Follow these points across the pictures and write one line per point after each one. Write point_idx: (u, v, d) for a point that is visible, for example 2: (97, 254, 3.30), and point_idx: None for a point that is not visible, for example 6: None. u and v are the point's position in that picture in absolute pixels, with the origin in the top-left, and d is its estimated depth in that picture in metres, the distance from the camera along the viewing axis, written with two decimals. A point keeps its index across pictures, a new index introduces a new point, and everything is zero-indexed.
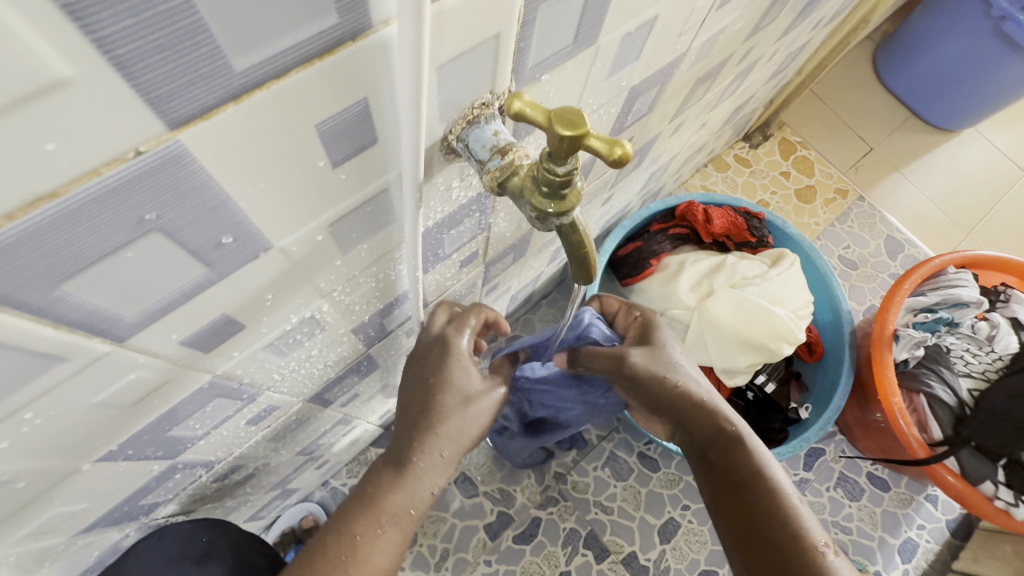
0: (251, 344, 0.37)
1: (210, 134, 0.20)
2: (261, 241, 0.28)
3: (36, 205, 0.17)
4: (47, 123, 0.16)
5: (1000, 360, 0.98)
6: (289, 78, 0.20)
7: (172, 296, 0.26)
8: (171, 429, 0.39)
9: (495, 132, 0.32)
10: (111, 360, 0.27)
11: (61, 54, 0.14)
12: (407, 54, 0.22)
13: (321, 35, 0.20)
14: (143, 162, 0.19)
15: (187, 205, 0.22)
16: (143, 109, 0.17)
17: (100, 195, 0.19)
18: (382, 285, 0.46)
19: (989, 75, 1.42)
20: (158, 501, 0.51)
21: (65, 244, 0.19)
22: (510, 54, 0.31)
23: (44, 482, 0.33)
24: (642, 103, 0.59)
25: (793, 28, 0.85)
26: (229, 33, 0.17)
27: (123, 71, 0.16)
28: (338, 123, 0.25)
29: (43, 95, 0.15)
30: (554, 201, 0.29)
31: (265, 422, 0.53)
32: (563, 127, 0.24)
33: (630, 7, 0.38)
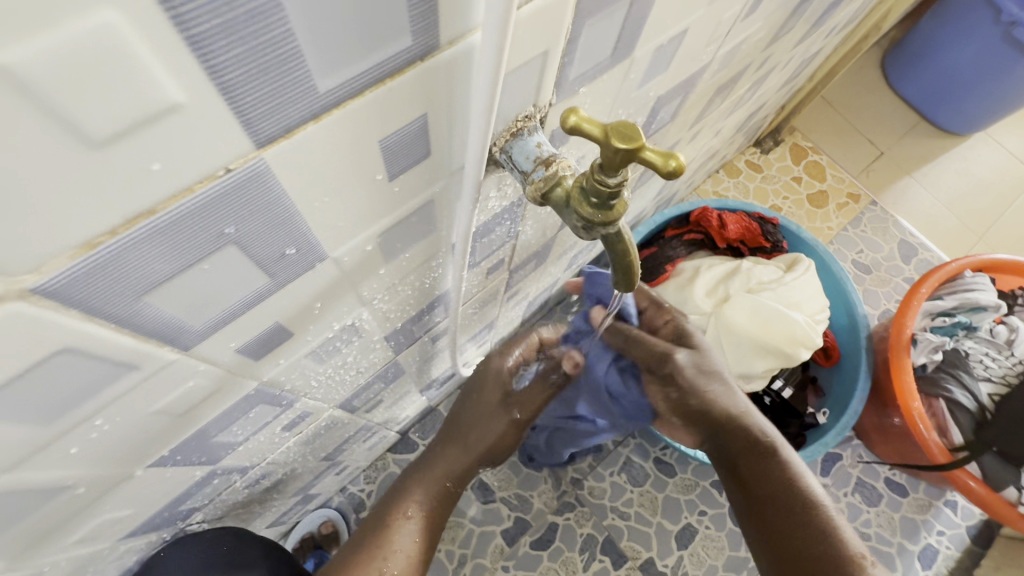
0: (295, 352, 0.37)
1: (289, 149, 0.21)
2: (319, 252, 0.29)
3: (136, 221, 0.18)
4: (154, 146, 0.17)
5: (1019, 365, 0.97)
6: (364, 96, 0.21)
7: (236, 305, 0.27)
8: (215, 435, 0.39)
9: (538, 144, 0.33)
10: (175, 368, 0.28)
11: (177, 82, 0.15)
12: (486, 63, 0.23)
13: (395, 56, 0.21)
14: (230, 179, 0.20)
15: (261, 217, 0.23)
16: (237, 129, 0.18)
17: (192, 211, 0.20)
18: (417, 292, 0.47)
19: (1001, 79, 1.42)
20: (194, 507, 0.52)
21: (154, 257, 0.20)
22: (555, 69, 0.31)
23: (98, 489, 0.33)
24: (665, 112, 0.60)
25: (808, 36, 0.86)
26: (318, 58, 0.18)
27: (227, 96, 0.17)
28: (398, 138, 0.26)
29: (156, 118, 0.16)
30: (601, 212, 0.29)
31: (297, 428, 0.54)
32: (619, 141, 0.25)
33: (664, 22, 0.38)
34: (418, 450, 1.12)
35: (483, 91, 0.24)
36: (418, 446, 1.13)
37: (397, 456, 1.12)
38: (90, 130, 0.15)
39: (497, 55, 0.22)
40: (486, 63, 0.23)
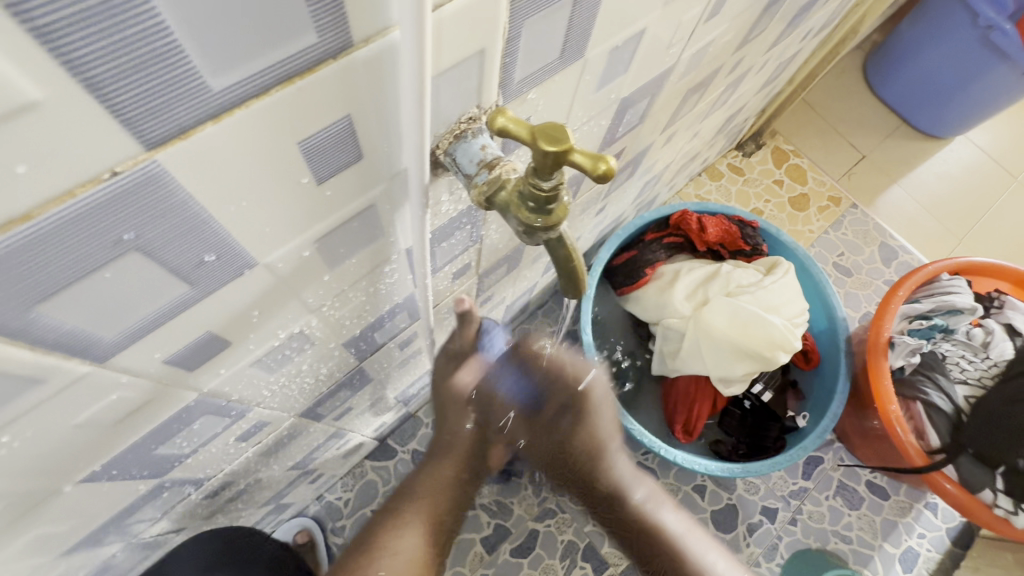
0: (238, 361, 0.36)
1: (187, 152, 0.20)
2: (246, 259, 0.28)
3: (9, 228, 0.17)
4: (12, 148, 0.15)
5: (995, 367, 0.97)
6: (271, 96, 0.20)
7: (155, 314, 0.26)
8: (156, 448, 0.38)
9: (483, 147, 0.32)
10: (92, 381, 0.26)
11: (30, 78, 0.14)
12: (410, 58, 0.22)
13: (300, 54, 0.20)
14: (117, 183, 0.19)
15: (165, 223, 0.22)
16: (117, 129, 0.17)
17: (77, 217, 0.18)
18: (374, 298, 0.46)
19: (979, 83, 1.44)
20: (147, 520, 0.50)
21: (38, 267, 0.19)
22: (497, 69, 0.31)
23: (23, 506, 0.31)
24: (633, 114, 0.59)
25: (782, 39, 0.86)
26: (204, 53, 0.17)
27: (97, 93, 0.16)
28: (321, 141, 0.24)
29: (10, 117, 0.15)
30: (541, 217, 0.29)
31: (255, 439, 0.53)
32: (547, 144, 0.24)
33: (617, 22, 0.38)
34: (396, 456, 1.11)
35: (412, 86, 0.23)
36: (397, 453, 1.11)
37: (375, 463, 1.10)
38: None
39: (418, 53, 0.22)
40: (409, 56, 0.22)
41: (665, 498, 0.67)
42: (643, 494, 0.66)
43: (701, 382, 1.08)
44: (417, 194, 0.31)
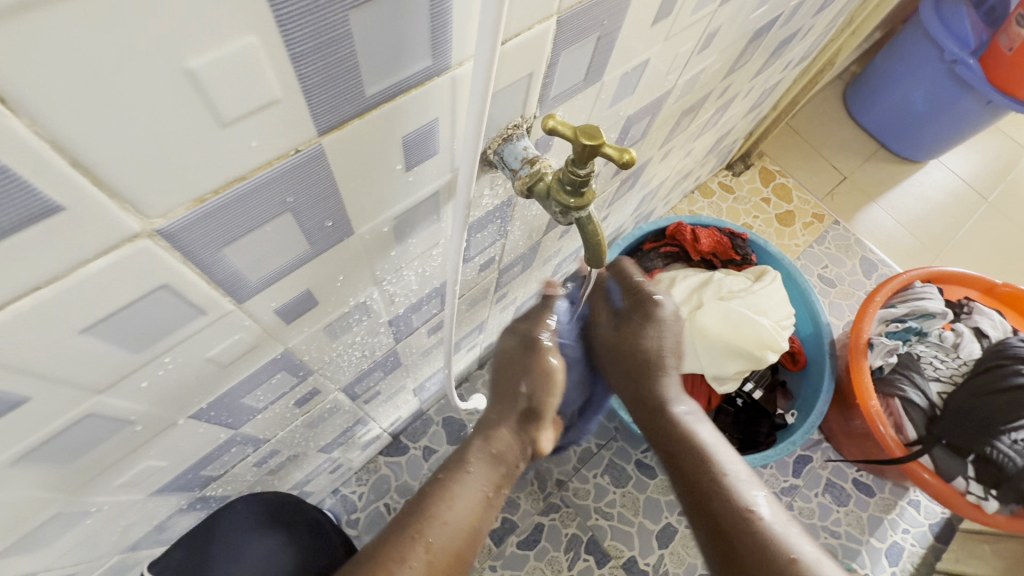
0: (316, 322, 0.44)
1: (339, 139, 0.28)
2: (348, 228, 0.36)
3: (233, 183, 0.25)
4: (255, 130, 0.24)
5: (966, 365, 1.06)
6: (396, 101, 0.29)
7: (283, 266, 0.34)
8: (242, 397, 0.45)
9: (524, 148, 0.40)
10: (229, 318, 0.34)
11: (279, 84, 0.22)
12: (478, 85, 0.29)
13: (419, 72, 0.28)
14: (298, 158, 0.27)
15: (313, 192, 0.30)
16: (309, 118, 0.25)
17: (269, 179, 0.27)
18: (419, 279, 0.53)
19: (948, 113, 1.56)
20: (212, 477, 0.56)
21: (235, 216, 0.27)
22: (538, 88, 0.39)
23: (150, 430, 0.38)
24: (636, 130, 0.69)
25: (766, 68, 0.96)
26: (368, 71, 0.26)
27: (307, 95, 0.24)
28: (416, 136, 0.33)
29: (262, 109, 0.23)
30: (574, 197, 0.37)
31: (306, 406, 0.60)
32: (585, 139, 0.32)
33: (628, 52, 0.47)
34: (409, 453, 1.16)
35: (474, 108, 0.30)
36: (410, 449, 1.17)
37: (388, 459, 1.16)
38: (223, 113, 0.22)
39: (484, 80, 0.29)
40: (477, 85, 0.29)
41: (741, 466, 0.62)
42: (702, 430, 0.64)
43: (697, 380, 1.17)
44: (461, 197, 0.39)
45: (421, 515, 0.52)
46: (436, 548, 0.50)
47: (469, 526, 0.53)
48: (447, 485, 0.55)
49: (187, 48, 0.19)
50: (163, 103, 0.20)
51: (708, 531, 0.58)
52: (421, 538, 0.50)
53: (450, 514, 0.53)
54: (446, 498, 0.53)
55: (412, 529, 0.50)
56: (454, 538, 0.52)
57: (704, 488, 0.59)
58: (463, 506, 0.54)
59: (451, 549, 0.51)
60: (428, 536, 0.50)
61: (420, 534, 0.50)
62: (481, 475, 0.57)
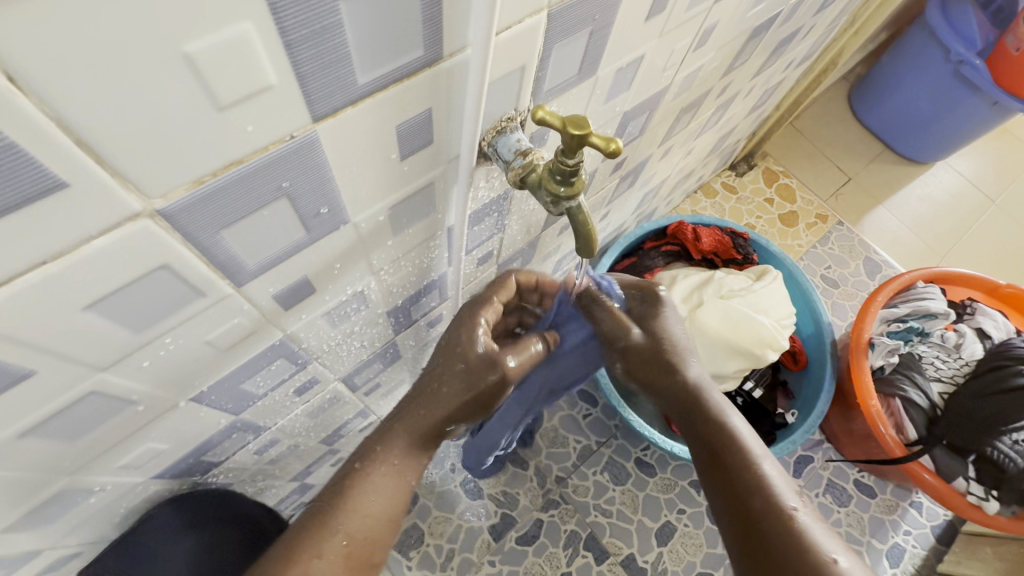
0: (315, 309, 0.45)
1: (333, 127, 0.29)
2: (343, 216, 0.37)
3: (230, 167, 0.26)
4: (252, 115, 0.25)
5: (968, 366, 1.05)
6: (388, 90, 0.30)
7: (280, 252, 0.35)
8: (242, 382, 0.46)
9: (518, 140, 0.41)
10: (228, 302, 0.35)
11: (274, 70, 0.24)
12: (476, 66, 0.32)
13: (411, 63, 0.29)
14: (293, 143, 0.28)
15: (309, 178, 0.31)
16: (303, 105, 0.26)
17: (266, 164, 0.28)
18: (417, 270, 0.55)
19: (954, 114, 1.55)
20: (213, 463, 0.57)
21: (233, 200, 0.28)
22: (531, 81, 0.40)
23: (152, 411, 0.39)
24: (634, 127, 0.69)
25: (767, 67, 0.97)
26: (360, 60, 0.27)
27: (302, 82, 0.25)
28: (410, 126, 0.34)
29: (257, 94, 0.24)
30: (565, 186, 0.38)
31: (306, 395, 0.61)
32: (574, 129, 0.33)
33: (622, 47, 0.48)
34: None
35: (473, 88, 0.33)
36: None
37: None
38: (219, 98, 0.23)
39: (482, 62, 0.32)
40: (475, 68, 0.32)
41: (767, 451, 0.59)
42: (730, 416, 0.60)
43: None
44: (463, 176, 0.42)
45: (338, 507, 0.51)
46: (353, 537, 0.51)
47: (388, 513, 0.53)
48: (366, 478, 0.53)
49: (185, 33, 0.20)
50: (162, 87, 0.21)
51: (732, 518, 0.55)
52: (341, 531, 0.50)
53: (374, 504, 0.52)
54: (366, 488, 0.52)
55: (330, 521, 0.50)
56: (372, 524, 0.52)
57: (744, 485, 0.56)
58: (384, 495, 0.53)
59: (370, 536, 0.52)
60: (350, 527, 0.51)
61: (339, 527, 0.50)
62: (402, 469, 0.55)
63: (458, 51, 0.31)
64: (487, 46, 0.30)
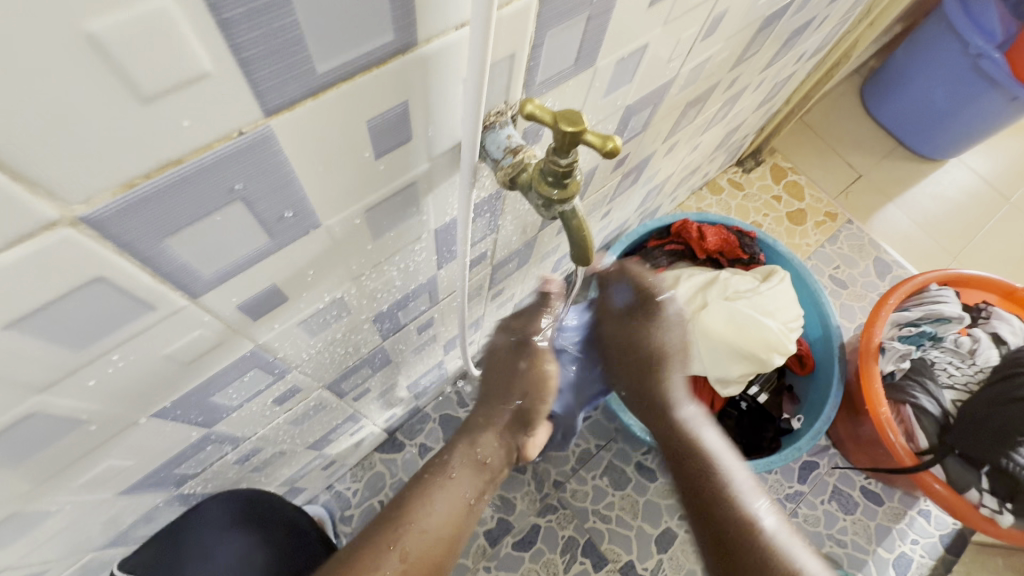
0: (289, 318, 0.42)
1: (290, 122, 0.25)
2: (312, 219, 0.33)
3: (166, 168, 0.23)
4: (186, 106, 0.21)
5: (981, 373, 1.01)
6: (354, 80, 0.26)
7: (241, 260, 0.31)
8: (212, 395, 0.43)
9: (508, 136, 0.38)
10: (185, 314, 0.32)
11: (208, 55, 0.20)
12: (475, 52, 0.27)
13: (380, 48, 0.26)
14: (242, 141, 0.24)
15: (266, 179, 0.27)
16: (251, 96, 0.23)
17: (211, 164, 0.24)
18: (403, 274, 0.51)
19: (970, 109, 1.50)
20: (188, 475, 0.54)
21: (176, 205, 0.25)
22: (522, 71, 0.37)
23: (108, 430, 0.36)
24: (637, 121, 0.65)
25: (778, 59, 0.92)
26: (317, 45, 0.23)
27: (246, 70, 0.22)
28: (384, 120, 0.30)
29: (191, 82, 0.20)
30: (557, 189, 0.34)
31: (287, 404, 0.58)
32: (566, 125, 0.30)
33: (624, 35, 0.44)
34: (404, 450, 1.15)
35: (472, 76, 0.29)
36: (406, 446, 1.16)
37: (384, 456, 1.14)
38: (140, 86, 0.19)
39: (482, 50, 0.27)
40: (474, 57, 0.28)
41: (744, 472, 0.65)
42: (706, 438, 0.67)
43: (700, 383, 1.14)
44: (467, 171, 0.36)
45: (399, 520, 0.52)
46: (410, 555, 0.50)
47: (447, 532, 0.54)
48: (429, 488, 0.55)
49: (85, 8, 0.17)
50: (65, 72, 0.18)
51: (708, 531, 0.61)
52: (396, 544, 0.50)
53: (430, 520, 0.53)
54: (426, 503, 0.53)
55: (389, 536, 0.51)
56: (431, 543, 0.52)
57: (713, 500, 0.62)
58: (442, 511, 0.54)
59: (428, 555, 0.51)
60: (407, 542, 0.51)
61: (396, 540, 0.50)
62: (464, 481, 0.57)
63: (457, 27, 0.29)
64: (486, 28, 0.26)
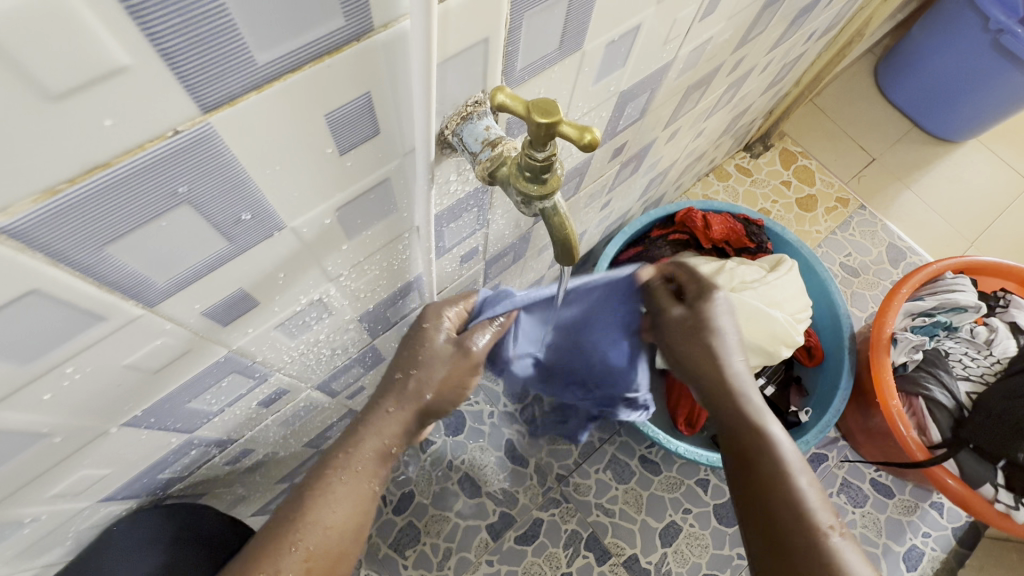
0: (263, 322, 0.40)
1: (232, 118, 0.23)
2: (275, 221, 0.31)
3: (91, 173, 0.21)
4: (105, 104, 0.19)
5: (998, 364, 0.97)
6: (303, 71, 0.24)
7: (198, 266, 0.30)
8: (187, 402, 0.42)
9: (487, 128, 0.35)
10: (143, 323, 0.30)
11: (120, 46, 0.18)
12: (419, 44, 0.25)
13: (330, 35, 0.24)
14: (177, 141, 0.22)
15: (213, 180, 0.25)
16: (181, 92, 0.21)
17: (145, 166, 0.22)
18: (386, 273, 0.49)
19: (989, 88, 1.44)
20: (173, 479, 0.53)
21: (109, 211, 0.23)
22: (499, 57, 0.34)
23: (75, 441, 0.35)
24: (633, 108, 0.62)
25: (785, 39, 0.88)
26: (254, 32, 0.21)
27: (169, 61, 0.19)
28: (344, 114, 0.28)
29: (104, 77, 0.18)
30: (536, 184, 0.32)
31: (275, 406, 0.57)
32: (540, 116, 0.28)
33: (613, 16, 0.41)
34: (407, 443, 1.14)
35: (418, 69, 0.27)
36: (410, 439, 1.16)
37: None
38: (45, 84, 0.18)
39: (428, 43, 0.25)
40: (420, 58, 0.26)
41: (804, 463, 0.57)
42: (773, 426, 0.58)
43: None
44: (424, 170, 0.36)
45: (292, 520, 0.46)
46: (312, 549, 0.46)
47: (354, 526, 0.49)
48: (326, 484, 0.48)
49: None
50: None
51: (746, 513, 0.56)
52: (296, 546, 0.46)
53: (335, 515, 0.48)
54: (327, 497, 0.48)
55: (288, 536, 0.46)
56: (336, 539, 0.48)
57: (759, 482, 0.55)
58: (348, 503, 0.49)
59: (325, 554, 0.47)
60: (306, 543, 0.46)
61: (297, 541, 0.46)
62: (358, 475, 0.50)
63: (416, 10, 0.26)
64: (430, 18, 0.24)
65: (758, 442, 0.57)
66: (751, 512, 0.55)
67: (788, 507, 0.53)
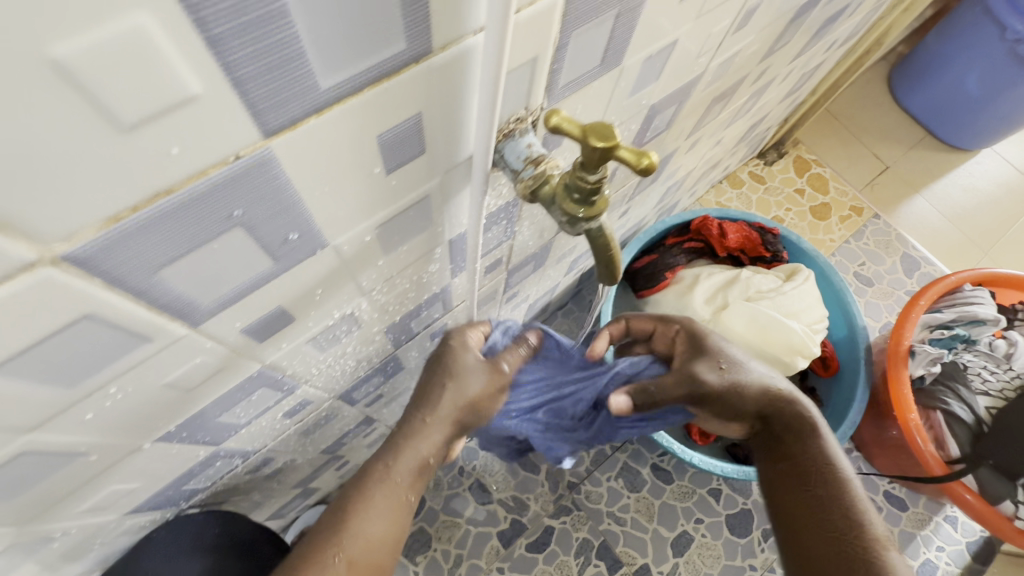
0: (297, 337, 0.40)
1: (290, 142, 0.23)
2: (319, 240, 0.31)
3: (155, 200, 0.20)
4: (174, 133, 0.19)
5: (1017, 380, 0.97)
6: (361, 95, 0.24)
7: (242, 286, 0.29)
8: (218, 416, 0.41)
9: (528, 145, 0.35)
10: (186, 343, 0.30)
11: (196, 77, 0.18)
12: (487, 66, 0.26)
13: (390, 59, 0.23)
14: (238, 165, 0.22)
15: (267, 204, 0.25)
16: (246, 118, 0.20)
17: (205, 192, 0.22)
18: (416, 286, 0.49)
19: (1007, 97, 1.42)
20: (197, 489, 0.53)
21: (166, 237, 0.22)
22: (545, 75, 0.34)
23: (108, 458, 0.35)
24: (661, 120, 0.62)
25: (808, 48, 0.87)
26: (322, 58, 0.21)
27: (239, 89, 0.19)
28: (394, 135, 0.28)
29: (177, 107, 0.18)
30: (584, 207, 0.32)
31: (298, 416, 0.56)
32: (597, 140, 0.27)
33: (653, 32, 0.41)
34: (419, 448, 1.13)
35: (488, 82, 0.26)
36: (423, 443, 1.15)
37: None
38: (119, 115, 0.17)
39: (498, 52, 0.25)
40: (487, 74, 0.26)
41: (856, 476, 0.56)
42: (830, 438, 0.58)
43: None
44: (480, 178, 0.35)
45: (332, 530, 0.46)
46: (355, 562, 0.45)
47: (392, 538, 0.48)
48: (364, 496, 0.47)
49: (48, 30, 0.14)
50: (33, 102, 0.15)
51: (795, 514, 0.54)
52: (339, 555, 0.45)
53: (373, 526, 0.47)
54: (366, 508, 0.47)
55: (329, 546, 0.45)
56: (374, 549, 0.46)
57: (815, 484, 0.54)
58: (386, 515, 0.47)
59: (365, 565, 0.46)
60: (347, 552, 0.45)
61: (337, 551, 0.45)
62: (398, 488, 0.48)
63: (474, 32, 0.25)
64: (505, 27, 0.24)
65: (818, 452, 0.56)
66: (802, 515, 0.53)
67: (845, 511, 0.52)
